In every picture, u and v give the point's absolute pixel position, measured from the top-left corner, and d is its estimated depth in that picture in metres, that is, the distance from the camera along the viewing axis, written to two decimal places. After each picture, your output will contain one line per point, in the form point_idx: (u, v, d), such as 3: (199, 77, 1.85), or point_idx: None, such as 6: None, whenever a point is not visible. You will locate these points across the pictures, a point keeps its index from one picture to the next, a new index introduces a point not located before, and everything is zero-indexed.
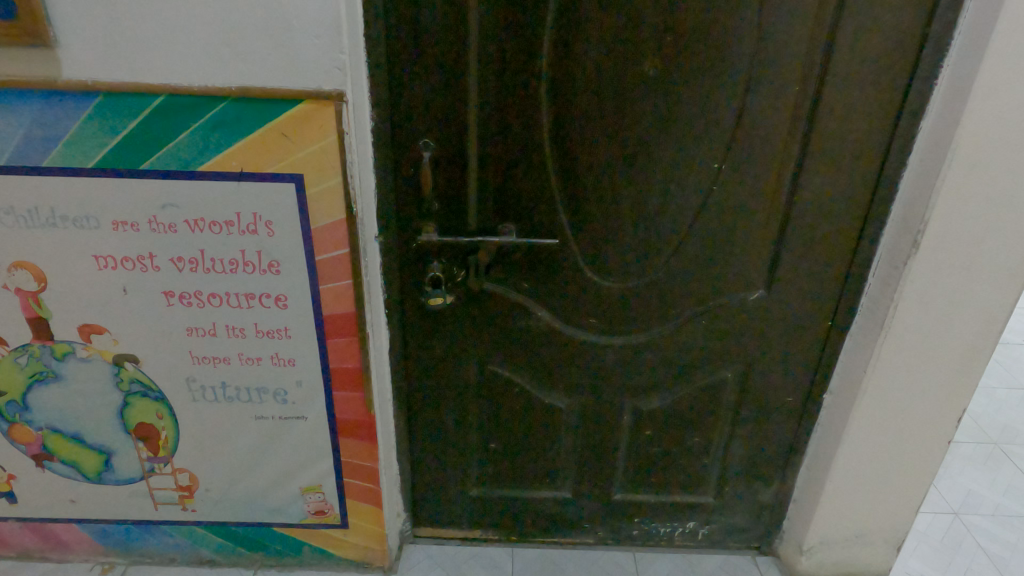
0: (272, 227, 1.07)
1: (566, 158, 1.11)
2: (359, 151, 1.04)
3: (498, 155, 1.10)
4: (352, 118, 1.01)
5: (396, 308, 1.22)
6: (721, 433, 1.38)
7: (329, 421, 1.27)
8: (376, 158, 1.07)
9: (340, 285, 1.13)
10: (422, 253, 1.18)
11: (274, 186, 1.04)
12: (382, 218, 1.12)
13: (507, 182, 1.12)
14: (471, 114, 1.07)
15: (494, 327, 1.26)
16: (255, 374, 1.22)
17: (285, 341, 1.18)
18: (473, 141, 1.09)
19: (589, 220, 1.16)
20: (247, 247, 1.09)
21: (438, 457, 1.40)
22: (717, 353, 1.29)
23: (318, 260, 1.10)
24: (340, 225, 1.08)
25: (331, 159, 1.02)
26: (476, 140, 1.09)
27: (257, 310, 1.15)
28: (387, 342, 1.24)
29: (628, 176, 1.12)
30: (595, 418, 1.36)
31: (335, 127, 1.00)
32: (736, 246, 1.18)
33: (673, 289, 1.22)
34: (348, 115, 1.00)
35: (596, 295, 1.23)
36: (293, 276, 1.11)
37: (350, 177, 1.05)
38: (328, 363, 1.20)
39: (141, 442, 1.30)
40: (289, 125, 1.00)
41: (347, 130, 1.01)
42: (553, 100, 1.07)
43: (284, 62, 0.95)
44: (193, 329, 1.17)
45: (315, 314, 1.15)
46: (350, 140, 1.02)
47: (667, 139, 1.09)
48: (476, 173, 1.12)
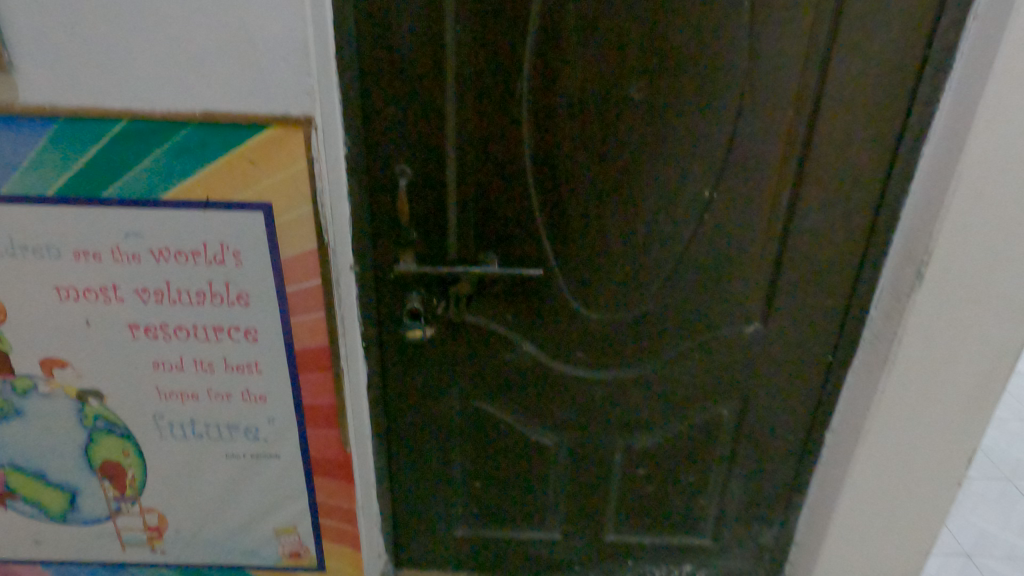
0: (240, 257, 1.02)
1: (549, 186, 1.06)
2: (331, 178, 0.99)
3: (478, 182, 1.05)
4: (323, 144, 0.96)
5: (373, 341, 1.16)
6: (718, 473, 1.31)
7: (303, 460, 1.20)
8: (350, 185, 1.02)
9: (312, 318, 1.08)
10: (400, 285, 1.12)
11: (241, 215, 0.99)
12: (357, 248, 1.07)
13: (487, 211, 1.07)
14: (449, 140, 1.02)
15: (477, 360, 1.20)
16: (225, 410, 1.16)
17: (256, 376, 1.13)
18: (452, 168, 1.04)
19: (575, 250, 1.10)
20: (214, 278, 1.04)
21: (421, 498, 1.33)
22: (712, 388, 1.22)
23: (288, 292, 1.05)
24: (312, 255, 1.03)
25: (302, 186, 0.98)
26: (455, 167, 1.04)
27: (226, 343, 1.10)
28: (364, 377, 1.18)
29: (614, 204, 1.07)
30: (584, 456, 1.29)
31: (304, 153, 0.95)
32: (730, 277, 1.12)
33: (665, 322, 1.16)
34: (318, 140, 0.95)
35: (583, 328, 1.17)
36: (263, 308, 1.06)
37: (322, 205, 0.99)
38: (301, 399, 1.15)
39: (107, 481, 1.24)
40: (256, 151, 0.95)
41: (317, 156, 0.96)
42: (534, 126, 1.02)
43: (249, 85, 0.91)
44: (160, 363, 1.12)
45: (287, 348, 1.10)
46: (321, 167, 0.97)
47: (655, 165, 1.04)
48: (456, 201, 1.06)
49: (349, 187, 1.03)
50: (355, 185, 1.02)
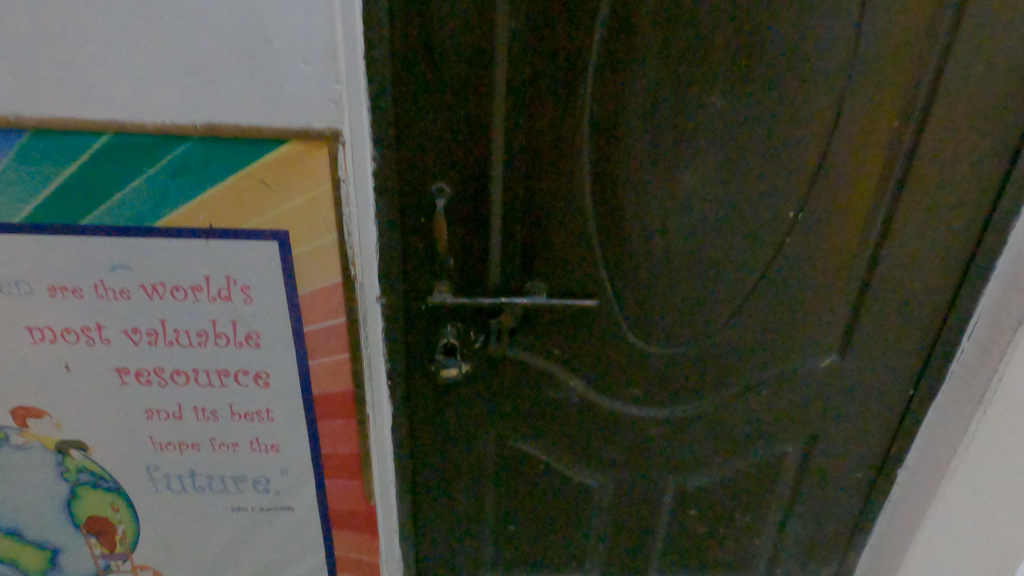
0: (249, 293, 0.87)
1: (610, 206, 0.91)
2: (359, 202, 0.83)
3: (528, 201, 0.90)
4: (349, 161, 0.80)
5: (401, 380, 1.02)
6: (776, 511, 1.20)
7: (321, 513, 1.06)
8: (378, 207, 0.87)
9: (334, 360, 0.93)
10: (433, 316, 0.98)
11: (252, 245, 0.83)
12: (385, 278, 0.92)
13: (537, 234, 0.92)
14: (496, 153, 0.87)
15: (518, 397, 1.06)
16: (230, 461, 1.01)
17: (267, 423, 0.98)
18: (498, 185, 0.89)
19: (634, 277, 0.96)
20: (219, 317, 0.89)
21: (449, 545, 1.19)
22: (777, 423, 1.10)
23: (307, 331, 0.90)
24: (334, 291, 0.87)
25: (325, 211, 0.82)
26: (501, 184, 0.89)
27: (232, 388, 0.94)
28: (390, 420, 1.03)
29: (683, 226, 0.93)
30: (631, 496, 1.17)
31: (329, 173, 0.80)
32: (807, 304, 1.00)
33: (731, 354, 1.04)
34: (343, 157, 0.79)
35: (639, 362, 1.03)
36: (276, 349, 0.91)
37: (347, 233, 0.84)
38: (319, 448, 1.00)
39: (94, 538, 1.08)
40: (269, 170, 0.79)
41: (342, 176, 0.80)
42: (596, 136, 0.87)
43: (262, 92, 0.74)
44: (154, 411, 0.96)
45: (303, 393, 0.95)
46: (347, 188, 0.81)
47: (733, 181, 0.90)
48: (501, 223, 0.92)
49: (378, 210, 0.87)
50: (386, 207, 0.87)
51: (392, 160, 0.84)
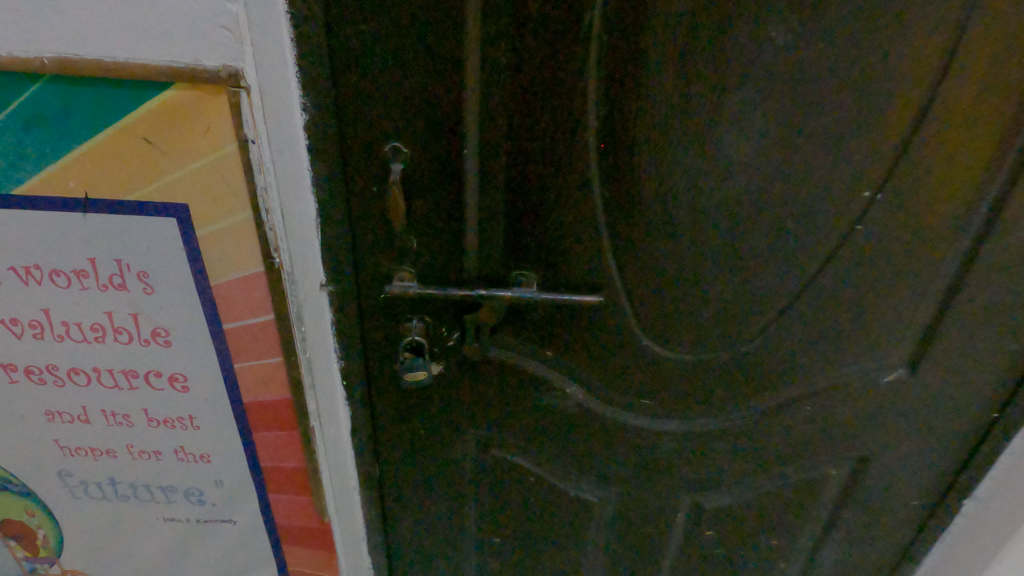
0: (149, 281, 0.67)
1: (625, 176, 0.68)
2: (281, 169, 0.62)
3: (515, 167, 0.68)
4: (259, 114, 0.58)
5: (359, 384, 0.83)
6: (809, 535, 1.01)
7: (268, 527, 0.90)
8: (312, 172, 0.65)
9: (265, 363, 0.74)
10: (396, 309, 0.77)
11: (144, 223, 0.63)
12: (329, 262, 0.72)
13: (526, 211, 0.71)
14: (469, 104, 0.64)
15: (503, 404, 0.87)
16: (155, 470, 0.84)
17: (192, 431, 0.80)
18: (474, 146, 0.67)
19: (653, 268, 0.74)
20: (116, 309, 0.69)
21: (425, 559, 1.03)
22: (821, 442, 0.90)
23: (227, 329, 0.71)
24: (256, 282, 0.67)
25: (234, 181, 0.61)
26: (478, 145, 0.67)
27: (144, 392, 0.76)
28: (347, 426, 0.85)
29: (722, 204, 0.70)
30: (638, 515, 0.99)
31: (233, 130, 0.58)
32: (876, 306, 0.78)
33: (771, 363, 0.83)
34: (250, 107, 0.57)
35: (654, 368, 0.83)
36: (192, 349, 0.72)
37: (265, 211, 0.63)
38: (257, 460, 0.83)
39: (12, 541, 0.93)
40: (153, 124, 0.58)
41: (251, 134, 0.59)
42: (610, 82, 0.64)
43: (126, 12, 0.52)
44: (56, 414, 0.79)
45: (232, 401, 0.77)
46: (260, 151, 0.60)
47: (793, 147, 0.67)
48: (479, 196, 0.70)
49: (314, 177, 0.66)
50: (323, 172, 0.66)
51: (327, 112, 0.62)
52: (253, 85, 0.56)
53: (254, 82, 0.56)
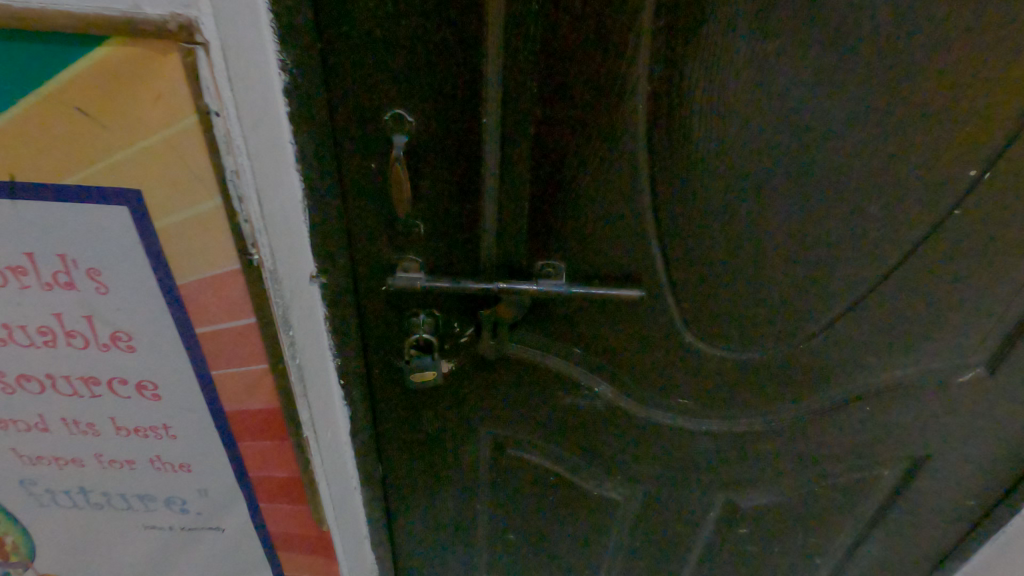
0: (103, 280, 0.56)
1: (676, 150, 0.57)
2: (255, 147, 0.49)
3: (544, 140, 0.56)
4: (224, 77, 0.44)
5: (358, 379, 0.73)
6: (849, 532, 0.93)
7: (261, 535, 0.81)
8: (295, 145, 0.53)
9: (248, 372, 0.62)
10: (400, 303, 0.67)
11: (89, 212, 0.51)
12: (320, 248, 0.61)
13: (557, 192, 0.59)
14: (489, 62, 0.52)
15: (521, 404, 0.77)
16: (130, 478, 0.74)
17: (168, 440, 0.70)
18: (494, 113, 0.54)
19: (702, 258, 0.63)
20: (65, 310, 0.58)
21: (433, 557, 0.95)
22: (875, 443, 0.81)
23: (201, 333, 0.59)
24: (232, 282, 0.55)
25: (197, 163, 0.48)
26: (500, 112, 0.54)
27: (109, 400, 0.66)
28: (346, 424, 0.76)
29: (790, 184, 0.59)
30: (666, 515, 0.90)
31: (191, 99, 0.45)
32: (957, 301, 0.67)
33: (830, 361, 0.72)
34: (210, 69, 0.43)
35: (696, 367, 0.73)
36: (162, 353, 0.61)
37: (239, 199, 0.50)
38: (245, 470, 0.73)
39: None
40: (88, 90, 0.45)
41: (214, 104, 0.45)
42: (668, 35, 0.51)
43: None
44: (10, 422, 0.68)
45: (212, 410, 0.66)
46: (228, 126, 0.46)
47: (886, 117, 0.55)
48: (500, 173, 0.58)
49: (298, 152, 0.54)
50: (309, 144, 0.54)
51: (311, 70, 0.50)
52: (214, 40, 0.42)
53: (215, 35, 0.42)
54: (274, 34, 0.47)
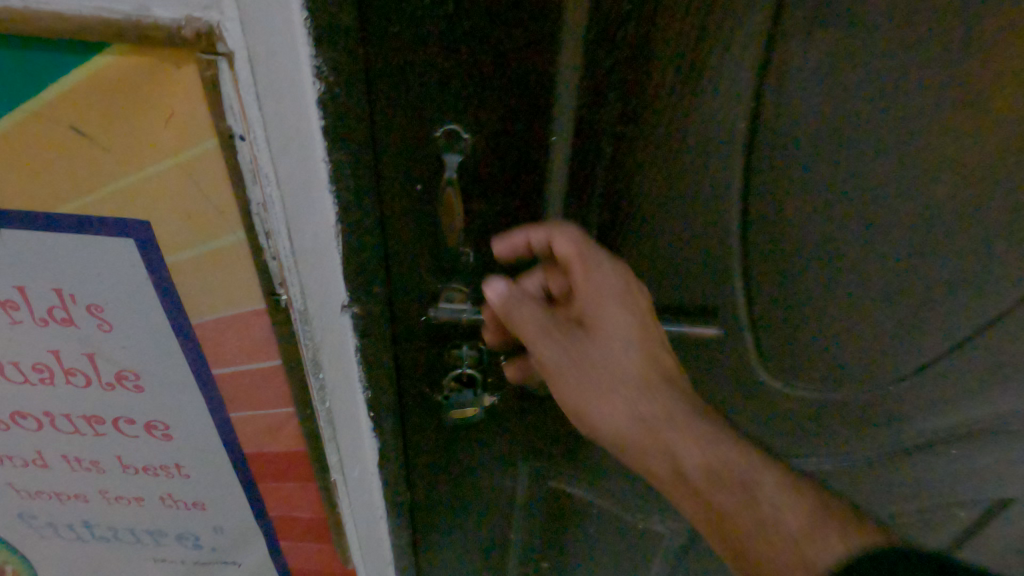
0: (105, 317, 0.48)
1: (775, 174, 0.48)
2: (286, 172, 0.41)
3: (615, 154, 0.49)
4: (251, 96, 0.36)
5: (391, 413, 0.66)
6: None
7: (281, 569, 0.75)
8: (330, 162, 0.46)
9: (270, 415, 0.55)
10: (441, 333, 0.60)
11: (88, 244, 0.43)
12: (354, 276, 0.53)
13: (625, 209, 0.52)
14: (562, 70, 0.44)
15: (565, 433, 0.71)
16: (139, 514, 0.68)
17: (180, 479, 0.63)
18: (563, 126, 0.47)
19: (790, 293, 0.55)
20: (62, 347, 0.50)
21: None
22: (949, 485, 0.74)
23: (218, 376, 0.52)
24: (254, 323, 0.48)
25: (217, 193, 0.40)
26: (571, 126, 0.47)
27: (114, 439, 0.59)
28: (375, 460, 0.69)
29: (910, 218, 0.50)
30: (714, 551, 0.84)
31: (210, 121, 0.37)
32: None
33: (918, 407, 0.64)
34: (235, 85, 0.35)
35: (766, 407, 0.65)
36: (173, 395, 0.54)
37: (265, 234, 0.42)
38: (265, 509, 0.66)
39: None
40: (83, 106, 0.37)
41: (239, 126, 0.37)
42: (782, 43, 0.43)
43: None
44: (5, 458, 0.61)
45: (230, 450, 0.59)
46: (254, 153, 0.38)
47: None
48: (564, 188, 0.51)
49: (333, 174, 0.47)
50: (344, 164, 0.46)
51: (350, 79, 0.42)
52: (241, 49, 0.34)
53: (241, 43, 0.34)
54: (308, 36, 0.39)
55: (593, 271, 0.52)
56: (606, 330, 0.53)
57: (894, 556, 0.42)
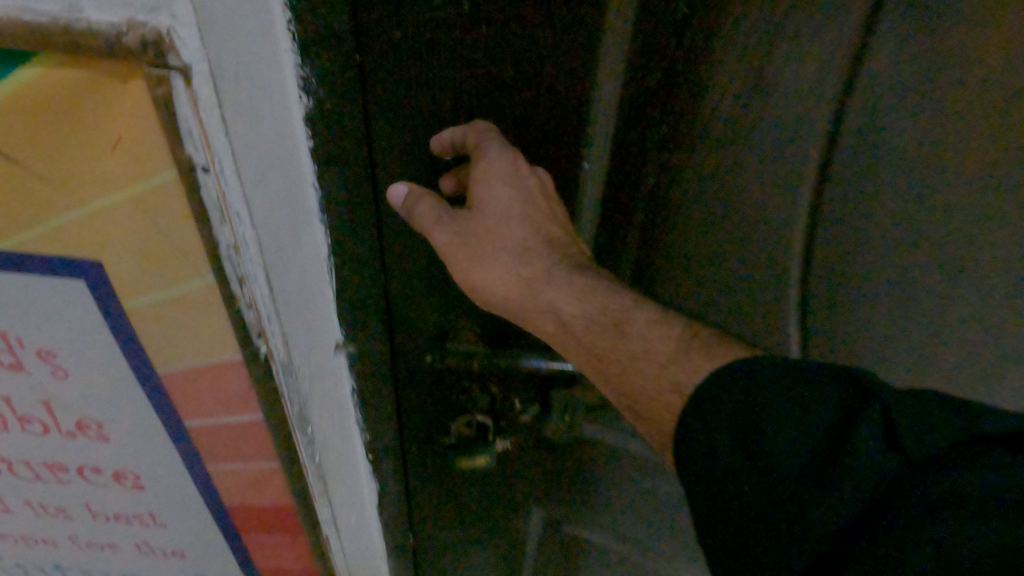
0: (60, 363, 0.41)
1: (774, 142, 0.55)
2: (261, 207, 0.33)
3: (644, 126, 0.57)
4: (215, 119, 0.29)
5: (391, 449, 0.60)
6: None
7: None
8: (321, 189, 0.40)
9: (252, 469, 0.49)
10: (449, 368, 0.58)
11: (32, 284, 0.36)
12: (350, 309, 0.47)
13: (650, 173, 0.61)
14: (606, 37, 0.48)
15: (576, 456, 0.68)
16: (112, 559, 0.62)
17: (156, 528, 0.57)
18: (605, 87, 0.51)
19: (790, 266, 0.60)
20: (13, 394, 0.44)
21: None
22: None
23: (192, 427, 0.45)
24: (231, 373, 0.41)
25: (179, 233, 0.33)
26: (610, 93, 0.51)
27: (80, 487, 0.52)
28: (374, 514, 0.61)
29: (931, 183, 0.51)
30: None
31: (165, 149, 0.29)
32: None
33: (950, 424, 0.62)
34: (193, 107, 0.28)
35: None
36: (142, 445, 0.47)
37: (238, 280, 0.35)
38: (251, 558, 0.60)
39: None
40: (8, 128, 0.29)
41: (201, 155, 0.29)
42: None
43: None
44: None
45: (209, 502, 0.52)
46: (221, 186, 0.31)
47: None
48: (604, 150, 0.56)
49: (323, 198, 0.40)
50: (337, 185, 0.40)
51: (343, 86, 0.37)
52: (199, 63, 0.27)
53: (200, 56, 0.27)
54: (293, 40, 0.33)
55: (486, 155, 0.47)
56: (493, 206, 0.49)
57: (788, 383, 0.38)
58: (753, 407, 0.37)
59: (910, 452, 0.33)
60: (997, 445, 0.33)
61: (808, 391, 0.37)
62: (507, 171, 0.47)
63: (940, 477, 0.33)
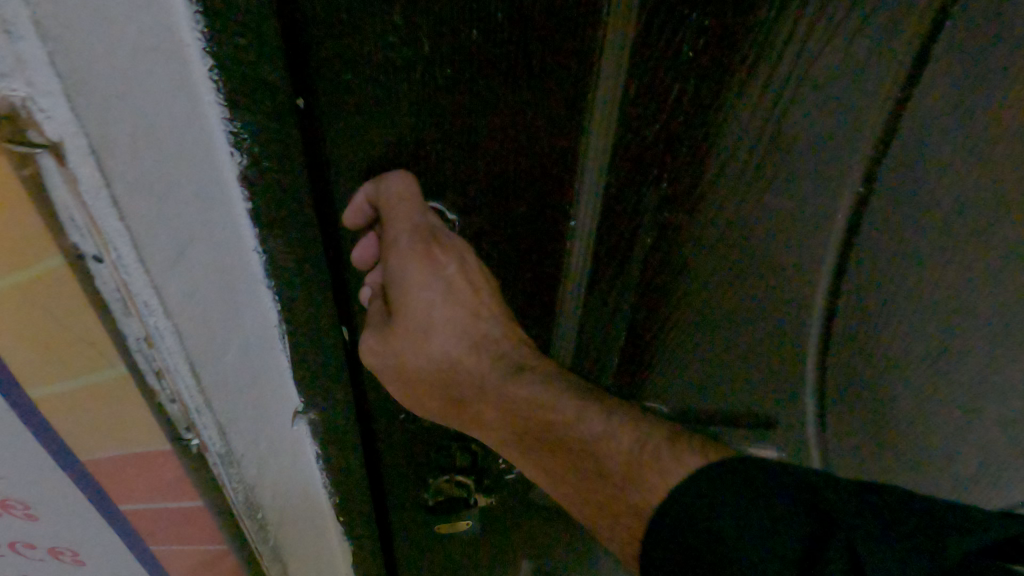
0: None
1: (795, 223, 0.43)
2: (179, 292, 0.28)
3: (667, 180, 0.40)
4: (108, 207, 0.23)
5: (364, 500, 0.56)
6: None
7: None
8: (265, 252, 0.34)
9: (201, 550, 0.43)
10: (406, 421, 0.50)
11: None
12: (308, 373, 0.42)
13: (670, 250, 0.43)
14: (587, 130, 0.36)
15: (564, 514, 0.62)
16: None
17: None
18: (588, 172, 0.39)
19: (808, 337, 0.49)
20: None
21: None
22: None
23: (130, 509, 0.40)
24: (164, 466, 0.35)
25: (80, 327, 0.27)
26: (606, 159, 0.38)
27: (11, 561, 0.46)
28: (343, 555, 0.58)
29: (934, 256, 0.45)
30: None
31: (46, 244, 0.23)
32: None
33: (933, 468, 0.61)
34: (72, 190, 0.22)
35: None
36: (77, 524, 0.42)
37: (155, 373, 0.29)
38: None
39: None
40: None
41: (90, 244, 0.24)
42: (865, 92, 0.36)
43: None
44: None
45: None
46: (122, 279, 0.25)
47: None
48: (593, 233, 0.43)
49: (267, 260, 0.35)
50: (286, 248, 0.35)
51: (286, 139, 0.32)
52: (76, 138, 0.21)
53: (76, 130, 0.21)
54: (218, 92, 0.28)
55: (393, 226, 0.37)
56: (410, 313, 0.40)
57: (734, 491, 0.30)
58: (693, 533, 0.30)
59: (878, 556, 0.27)
60: (994, 559, 0.28)
61: (776, 509, 0.29)
62: (420, 253, 0.38)
63: (925, 556, 0.27)
